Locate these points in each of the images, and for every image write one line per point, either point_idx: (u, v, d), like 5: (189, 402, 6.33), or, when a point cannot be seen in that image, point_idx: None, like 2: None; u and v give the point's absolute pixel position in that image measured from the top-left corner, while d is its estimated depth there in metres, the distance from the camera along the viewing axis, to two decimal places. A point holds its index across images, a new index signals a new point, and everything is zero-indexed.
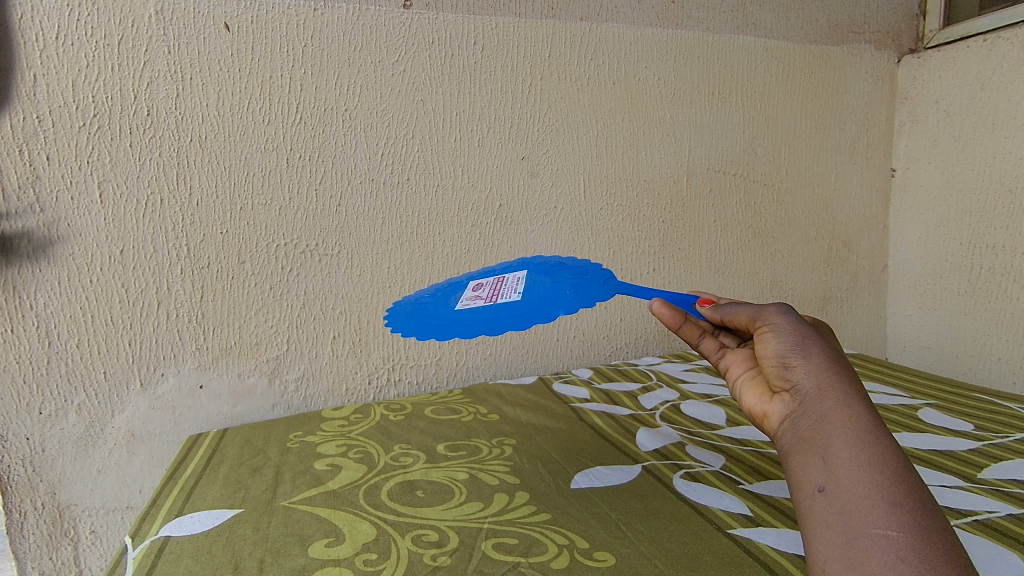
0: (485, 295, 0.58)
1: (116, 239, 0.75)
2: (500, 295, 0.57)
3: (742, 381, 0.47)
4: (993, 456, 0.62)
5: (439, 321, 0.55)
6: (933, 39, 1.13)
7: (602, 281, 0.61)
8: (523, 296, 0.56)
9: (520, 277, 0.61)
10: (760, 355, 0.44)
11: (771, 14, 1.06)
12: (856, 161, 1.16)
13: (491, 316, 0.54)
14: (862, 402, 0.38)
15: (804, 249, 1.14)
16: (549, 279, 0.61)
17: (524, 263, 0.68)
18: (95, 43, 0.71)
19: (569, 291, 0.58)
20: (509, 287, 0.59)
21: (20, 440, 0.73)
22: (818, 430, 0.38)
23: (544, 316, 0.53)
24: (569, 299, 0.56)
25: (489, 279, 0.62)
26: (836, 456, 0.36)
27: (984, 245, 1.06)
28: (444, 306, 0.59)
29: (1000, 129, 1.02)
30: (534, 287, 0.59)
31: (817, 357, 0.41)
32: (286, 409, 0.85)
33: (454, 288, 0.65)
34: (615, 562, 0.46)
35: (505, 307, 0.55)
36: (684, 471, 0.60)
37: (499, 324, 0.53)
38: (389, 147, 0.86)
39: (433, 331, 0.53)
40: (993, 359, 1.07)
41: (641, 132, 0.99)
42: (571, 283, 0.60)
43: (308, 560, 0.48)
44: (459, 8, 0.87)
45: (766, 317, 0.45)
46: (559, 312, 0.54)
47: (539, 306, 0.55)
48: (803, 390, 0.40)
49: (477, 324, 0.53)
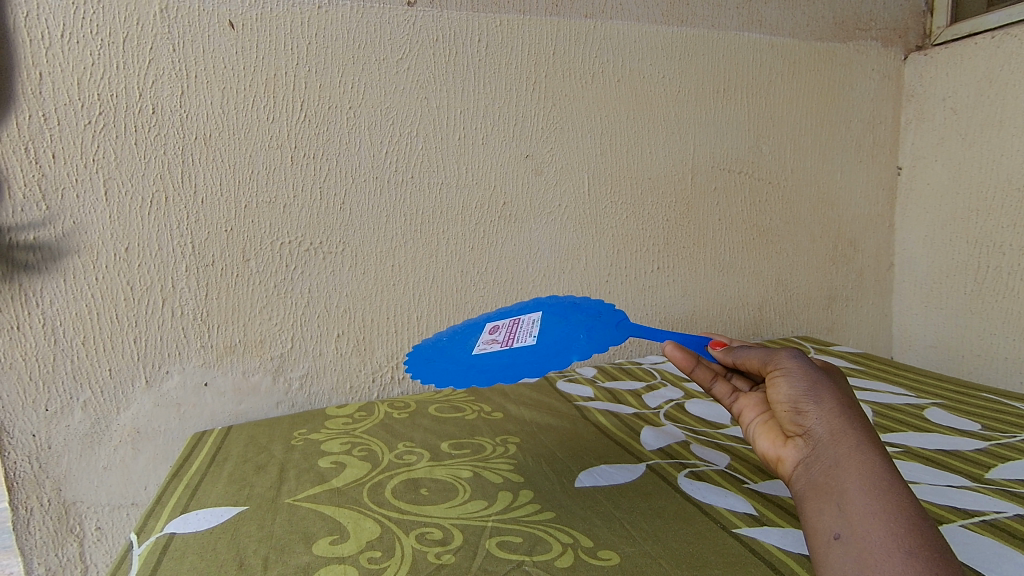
0: (501, 340, 0.59)
1: (121, 237, 0.75)
2: (516, 339, 0.59)
3: (756, 426, 0.47)
4: (999, 456, 0.61)
5: (457, 366, 0.56)
6: (940, 36, 1.12)
7: (615, 323, 0.60)
8: (538, 339, 0.57)
9: (535, 319, 0.63)
10: (773, 400, 0.44)
11: (776, 12, 1.05)
12: (862, 159, 1.16)
13: (508, 360, 0.54)
14: (875, 449, 0.38)
15: (810, 248, 1.13)
16: (564, 320, 0.62)
17: (539, 302, 0.69)
18: (100, 40, 0.71)
19: (582, 334, 0.57)
20: (525, 330, 0.60)
21: (26, 437, 0.73)
22: (832, 475, 0.38)
23: (558, 362, 0.52)
24: (582, 343, 0.55)
25: (506, 321, 0.64)
26: (850, 503, 0.36)
27: (991, 243, 1.05)
28: (462, 350, 0.60)
29: (1008, 127, 1.01)
30: (548, 328, 0.60)
31: (829, 403, 0.41)
32: (290, 407, 0.85)
33: (471, 330, 0.67)
34: (619, 561, 0.46)
35: (521, 350, 0.56)
36: (688, 470, 0.60)
37: (514, 368, 0.53)
38: (393, 145, 0.86)
39: (452, 377, 0.53)
40: (1000, 358, 1.07)
41: (646, 130, 0.99)
42: (584, 324, 0.60)
43: (313, 558, 0.48)
44: (463, 6, 0.87)
45: (778, 361, 0.45)
46: (573, 358, 0.53)
47: (554, 351, 0.55)
48: (816, 435, 0.40)
49: (493, 368, 0.53)
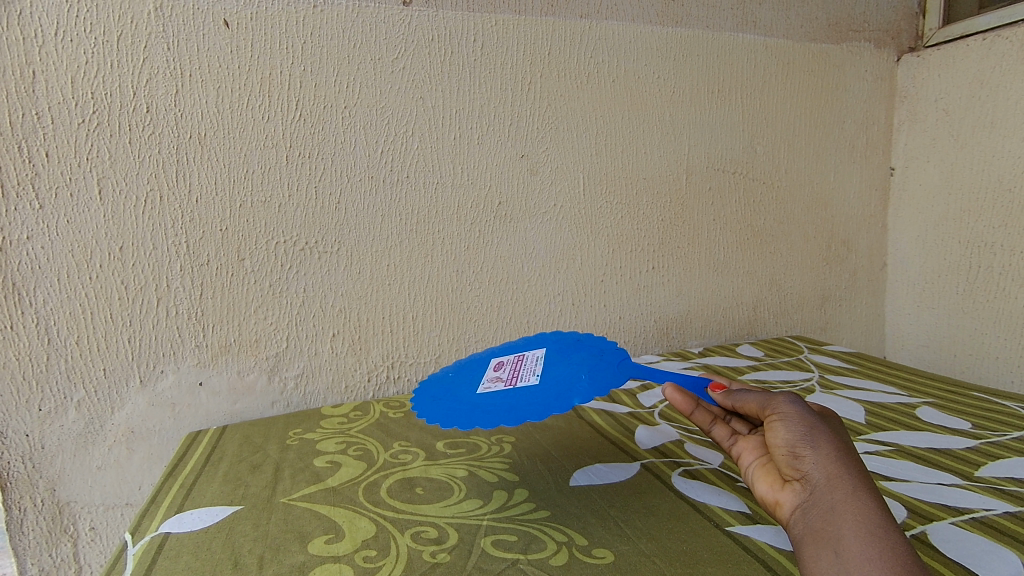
0: (506, 378, 0.60)
1: (116, 236, 0.74)
2: (519, 378, 0.59)
3: (753, 468, 0.47)
4: (990, 454, 0.62)
5: (460, 407, 0.56)
6: (933, 37, 1.13)
7: (617, 362, 0.60)
8: (541, 379, 0.57)
9: (539, 356, 0.63)
10: (771, 444, 0.44)
11: (771, 13, 1.06)
12: (855, 160, 1.16)
13: (512, 401, 0.55)
14: (870, 495, 0.39)
15: (803, 248, 1.14)
16: (566, 356, 0.62)
17: (541, 338, 0.70)
18: (93, 39, 0.71)
19: (585, 374, 0.57)
20: (528, 369, 0.60)
21: (20, 437, 0.73)
22: (829, 520, 0.38)
23: (560, 405, 0.52)
24: (584, 385, 0.55)
25: (510, 359, 0.65)
26: (847, 550, 0.37)
27: (982, 244, 1.06)
28: (466, 387, 0.61)
29: (998, 129, 1.02)
30: (551, 366, 0.60)
31: (826, 449, 0.41)
32: (286, 407, 0.85)
33: (475, 365, 0.67)
34: (613, 559, 0.46)
35: (524, 390, 0.56)
36: (682, 469, 0.60)
37: (517, 409, 0.53)
38: (389, 145, 0.86)
39: (456, 418, 0.53)
40: (991, 357, 1.07)
41: (641, 131, 1.00)
42: (586, 363, 0.59)
43: (308, 557, 0.48)
44: (459, 6, 0.87)
45: (775, 406, 0.46)
46: (575, 401, 0.52)
47: (556, 392, 0.54)
48: (813, 480, 0.40)
49: (497, 408, 0.54)
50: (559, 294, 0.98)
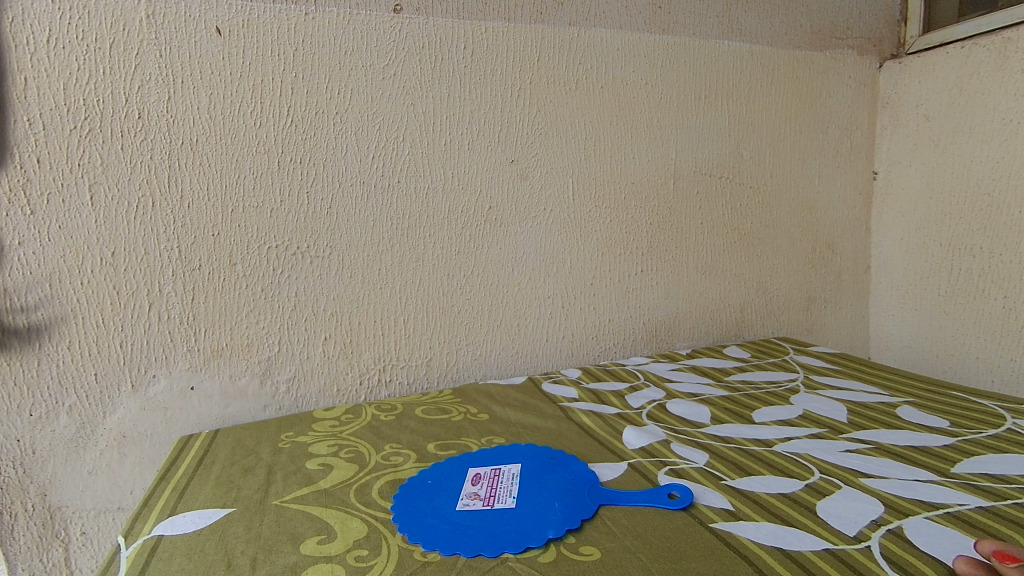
0: (482, 493, 0.57)
1: (107, 241, 0.75)
2: (495, 499, 0.56)
3: None
4: (966, 451, 0.63)
5: (438, 520, 0.53)
6: (914, 45, 1.15)
7: (590, 486, 0.58)
8: (518, 502, 0.55)
9: (515, 474, 0.61)
10: None
11: (756, 20, 1.08)
12: (840, 165, 1.19)
13: (489, 526, 0.51)
14: None
15: (789, 251, 1.16)
16: (542, 476, 0.60)
17: (515, 449, 0.67)
18: (85, 46, 0.72)
19: (558, 502, 0.54)
20: (505, 489, 0.57)
21: (11, 442, 0.73)
22: None
23: (536, 536, 0.49)
24: (558, 514, 0.52)
25: (484, 471, 0.61)
26: None
27: (963, 246, 1.08)
28: (442, 493, 0.57)
29: (977, 134, 1.04)
30: (528, 486, 0.58)
31: None
32: (277, 410, 0.86)
33: (448, 466, 0.63)
34: (600, 556, 0.47)
35: (502, 514, 0.53)
36: (668, 468, 0.61)
37: (496, 534, 0.50)
38: (380, 150, 0.87)
39: (436, 538, 0.50)
40: (971, 358, 1.09)
41: (629, 136, 1.01)
42: (562, 488, 0.57)
43: (300, 557, 0.49)
44: (449, 14, 0.88)
45: None
46: (550, 531, 0.50)
47: (531, 521, 0.52)
48: None
49: (475, 531, 0.51)
50: (549, 297, 0.99)
